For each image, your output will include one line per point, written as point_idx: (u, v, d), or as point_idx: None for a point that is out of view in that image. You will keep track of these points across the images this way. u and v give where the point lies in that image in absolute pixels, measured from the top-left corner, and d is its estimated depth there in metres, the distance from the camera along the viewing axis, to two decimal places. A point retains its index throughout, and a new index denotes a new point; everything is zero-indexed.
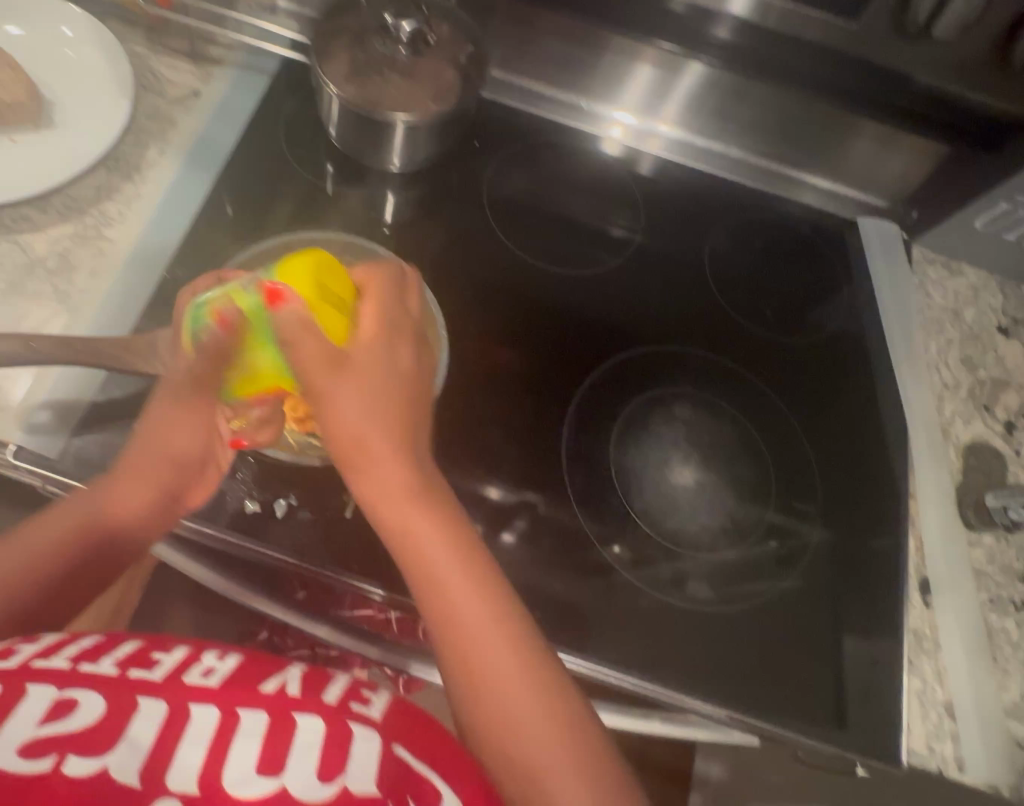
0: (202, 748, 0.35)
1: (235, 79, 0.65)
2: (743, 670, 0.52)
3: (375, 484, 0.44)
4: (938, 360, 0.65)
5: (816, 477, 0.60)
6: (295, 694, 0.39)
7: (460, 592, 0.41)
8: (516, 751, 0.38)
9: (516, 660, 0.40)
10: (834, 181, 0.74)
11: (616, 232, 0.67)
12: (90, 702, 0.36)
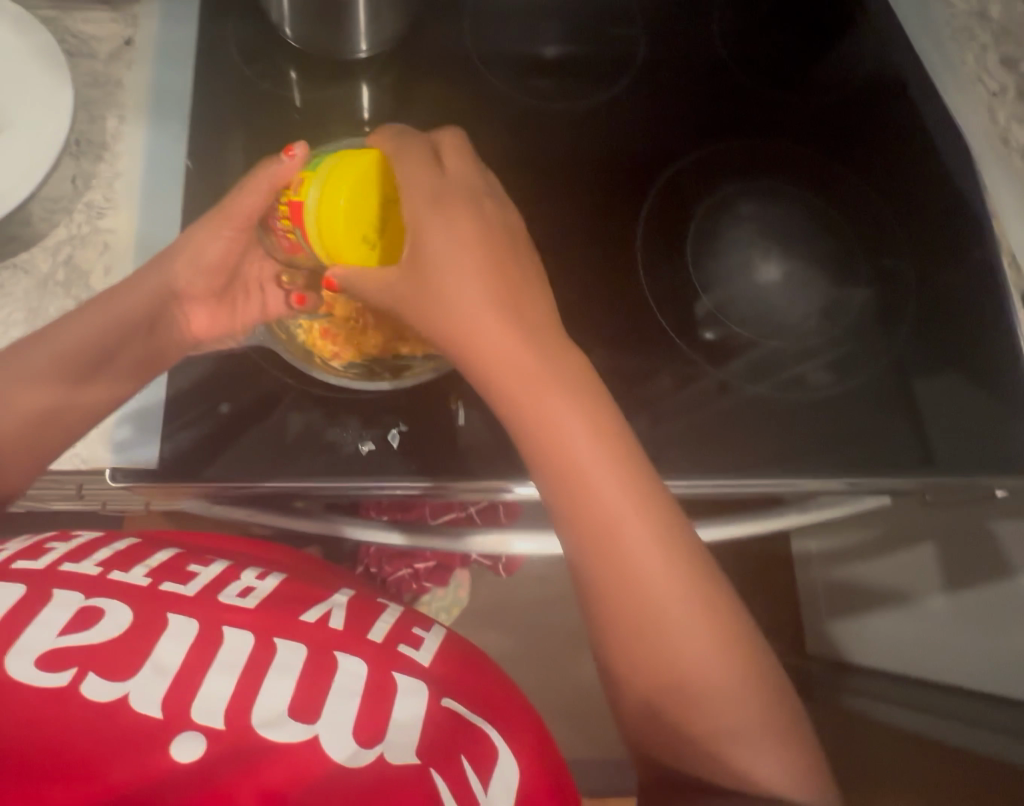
0: (231, 676, 0.37)
1: (162, 12, 0.58)
2: (886, 438, 0.53)
3: (498, 368, 0.43)
4: (979, 69, 0.63)
5: (896, 227, 0.58)
6: (338, 629, 0.41)
7: (597, 470, 0.41)
8: (653, 638, 0.40)
9: (656, 540, 0.41)
10: None
11: (549, 52, 0.61)
12: (117, 616, 0.37)
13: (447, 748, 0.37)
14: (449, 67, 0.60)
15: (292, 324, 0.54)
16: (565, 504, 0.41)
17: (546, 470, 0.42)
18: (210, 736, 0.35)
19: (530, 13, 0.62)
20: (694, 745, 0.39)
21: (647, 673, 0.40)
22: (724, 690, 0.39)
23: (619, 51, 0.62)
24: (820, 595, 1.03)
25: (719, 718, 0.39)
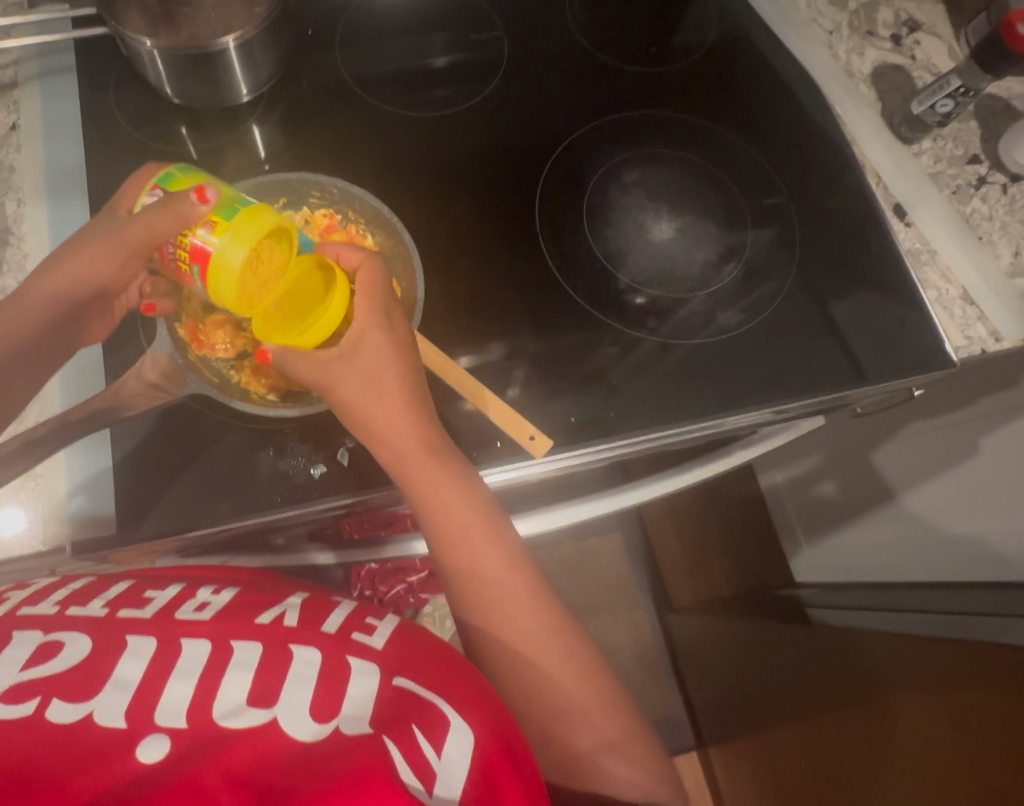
0: (191, 679, 0.39)
1: (42, 92, 0.60)
2: (797, 362, 0.57)
3: (389, 441, 0.48)
4: (813, 13, 0.68)
5: (770, 168, 0.63)
6: (291, 624, 0.44)
7: (483, 546, 0.47)
8: (515, 657, 0.47)
9: (538, 612, 0.48)
10: None
11: (440, 61, 0.65)
12: (76, 643, 0.39)
13: (399, 718, 0.39)
14: (332, 97, 0.63)
15: (218, 365, 0.55)
16: (447, 558, 0.48)
17: (433, 533, 0.48)
18: (174, 735, 0.36)
19: (415, 29, 0.66)
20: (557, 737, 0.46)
21: (513, 685, 0.47)
22: (596, 716, 0.47)
23: (491, 54, 0.65)
24: (793, 523, 1.08)
25: (567, 711, 0.46)
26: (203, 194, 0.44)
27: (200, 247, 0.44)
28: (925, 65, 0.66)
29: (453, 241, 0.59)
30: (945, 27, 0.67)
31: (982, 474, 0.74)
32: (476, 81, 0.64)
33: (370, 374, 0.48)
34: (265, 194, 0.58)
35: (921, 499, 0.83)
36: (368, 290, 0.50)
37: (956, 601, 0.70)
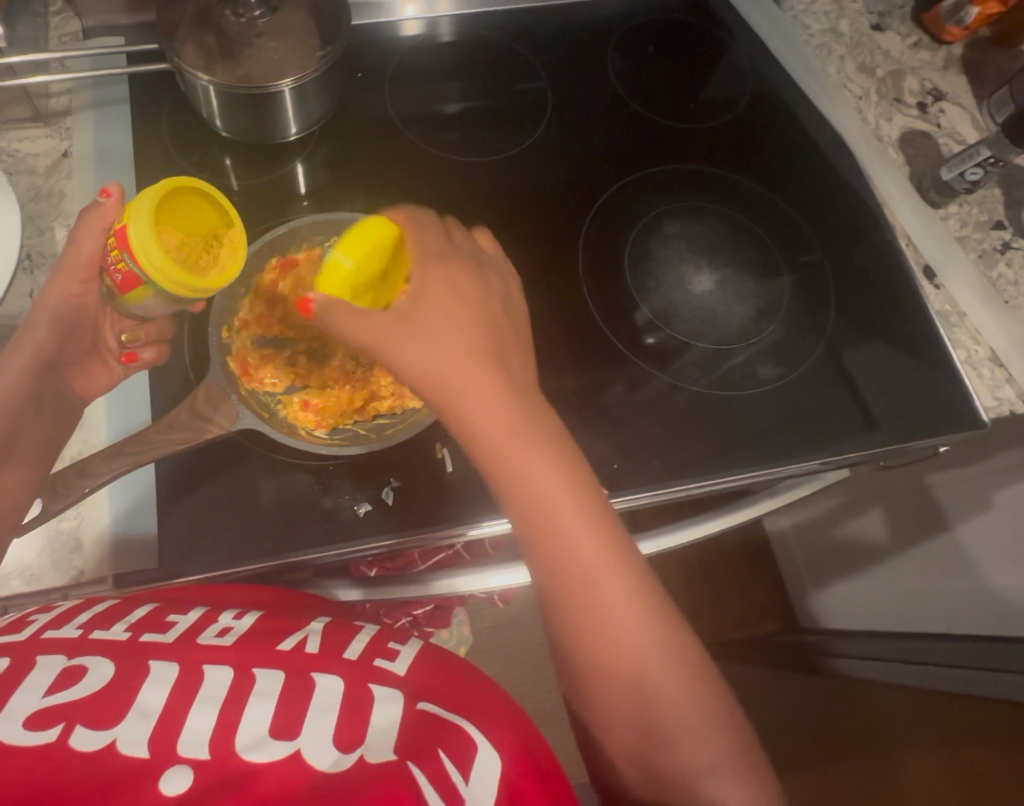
0: (212, 708, 0.39)
1: (94, 120, 0.60)
2: (834, 417, 0.57)
3: (463, 412, 0.45)
4: (843, 78, 0.71)
5: (803, 223, 0.64)
6: (313, 650, 0.43)
7: (570, 516, 0.44)
8: (617, 660, 0.42)
9: (632, 605, 0.44)
10: None
11: (456, 108, 0.66)
12: (100, 670, 0.39)
13: (422, 744, 0.39)
14: (379, 136, 0.64)
15: (266, 400, 0.54)
16: (528, 526, 0.44)
17: (512, 505, 0.45)
18: (197, 766, 0.37)
19: (461, 74, 0.68)
20: (664, 747, 0.41)
21: (616, 690, 0.42)
22: (692, 722, 0.42)
23: (519, 99, 0.67)
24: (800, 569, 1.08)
25: (679, 704, 0.42)
26: (105, 191, 0.50)
27: (121, 231, 0.46)
28: (950, 133, 0.69)
29: None
30: (968, 97, 0.71)
31: (994, 527, 0.76)
32: (520, 126, 0.66)
33: (434, 336, 0.47)
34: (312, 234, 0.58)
35: (932, 550, 0.84)
36: (420, 264, 0.51)
37: (969, 657, 0.70)
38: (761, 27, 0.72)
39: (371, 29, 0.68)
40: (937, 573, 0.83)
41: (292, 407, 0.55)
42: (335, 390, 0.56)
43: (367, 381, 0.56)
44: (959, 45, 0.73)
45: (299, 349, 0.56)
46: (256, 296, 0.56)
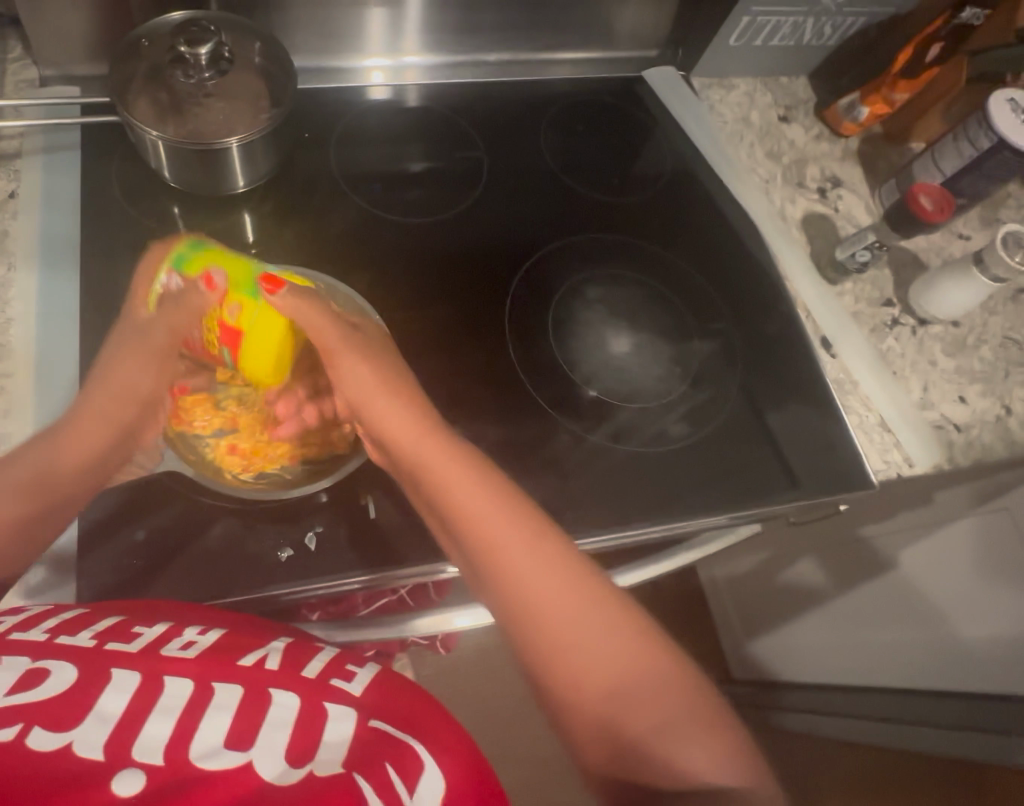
0: (169, 716, 0.40)
1: (45, 165, 0.62)
2: (734, 468, 0.62)
3: (387, 426, 0.50)
4: (753, 162, 0.77)
5: (714, 293, 0.69)
6: (272, 668, 0.44)
7: (485, 508, 0.47)
8: (561, 645, 0.43)
9: (569, 587, 0.45)
10: (584, 51, 0.80)
11: (416, 167, 0.71)
12: (63, 673, 0.40)
13: (373, 758, 0.40)
14: (321, 192, 0.68)
15: (196, 442, 0.56)
16: (453, 521, 0.47)
17: (441, 504, 0.48)
18: (149, 771, 0.38)
19: (402, 138, 0.72)
20: (631, 718, 0.41)
21: (568, 678, 0.42)
22: (651, 690, 0.42)
23: (458, 165, 0.72)
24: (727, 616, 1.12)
25: (633, 676, 0.42)
26: (214, 286, 0.49)
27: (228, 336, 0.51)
28: (846, 216, 0.76)
29: (425, 337, 0.63)
30: (862, 186, 0.78)
31: (894, 599, 0.82)
32: (458, 191, 0.70)
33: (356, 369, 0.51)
34: None
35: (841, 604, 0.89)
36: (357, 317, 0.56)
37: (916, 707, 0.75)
38: (682, 114, 0.78)
39: (321, 95, 0.73)
40: (849, 623, 0.89)
41: (219, 450, 0.56)
42: (262, 433, 0.56)
43: None
44: (856, 138, 0.80)
45: (231, 394, 0.56)
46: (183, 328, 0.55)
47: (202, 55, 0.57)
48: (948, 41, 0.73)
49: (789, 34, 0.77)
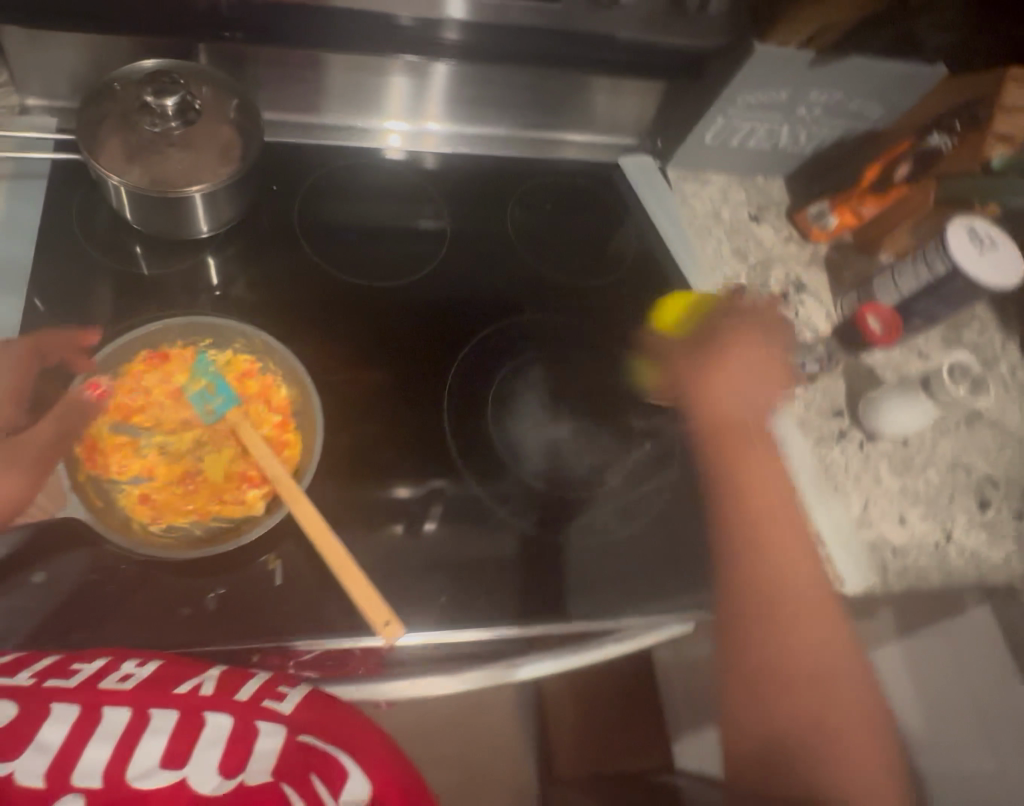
0: (108, 742, 0.42)
1: (9, 192, 0.65)
2: (654, 564, 0.61)
3: (712, 414, 0.66)
4: (716, 258, 0.78)
5: (660, 385, 0.69)
6: (208, 693, 0.46)
7: (775, 537, 0.60)
8: (796, 625, 0.57)
9: (822, 597, 0.59)
10: (590, 134, 0.82)
11: (427, 224, 0.73)
12: (1, 707, 0.42)
13: (299, 774, 0.44)
14: (278, 243, 0.69)
15: (108, 488, 0.56)
16: (728, 534, 0.61)
17: (733, 527, 0.61)
18: (88, 793, 0.41)
19: (412, 197, 0.74)
20: (834, 718, 0.55)
21: (790, 675, 0.56)
22: (847, 690, 0.57)
23: (424, 232, 0.73)
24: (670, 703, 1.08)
25: (872, 709, 0.57)
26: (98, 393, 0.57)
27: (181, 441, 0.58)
28: (805, 322, 0.76)
29: (359, 400, 0.63)
30: (825, 294, 0.79)
31: None
32: (416, 259, 0.71)
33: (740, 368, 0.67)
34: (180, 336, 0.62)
35: None
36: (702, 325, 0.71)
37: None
38: (650, 202, 0.80)
39: (300, 148, 0.74)
40: None
41: (133, 503, 0.56)
42: (177, 486, 0.58)
43: (214, 489, 0.58)
44: (825, 245, 0.81)
45: (154, 442, 0.59)
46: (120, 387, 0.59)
47: (168, 104, 0.59)
48: (915, 166, 0.73)
49: (764, 137, 0.78)
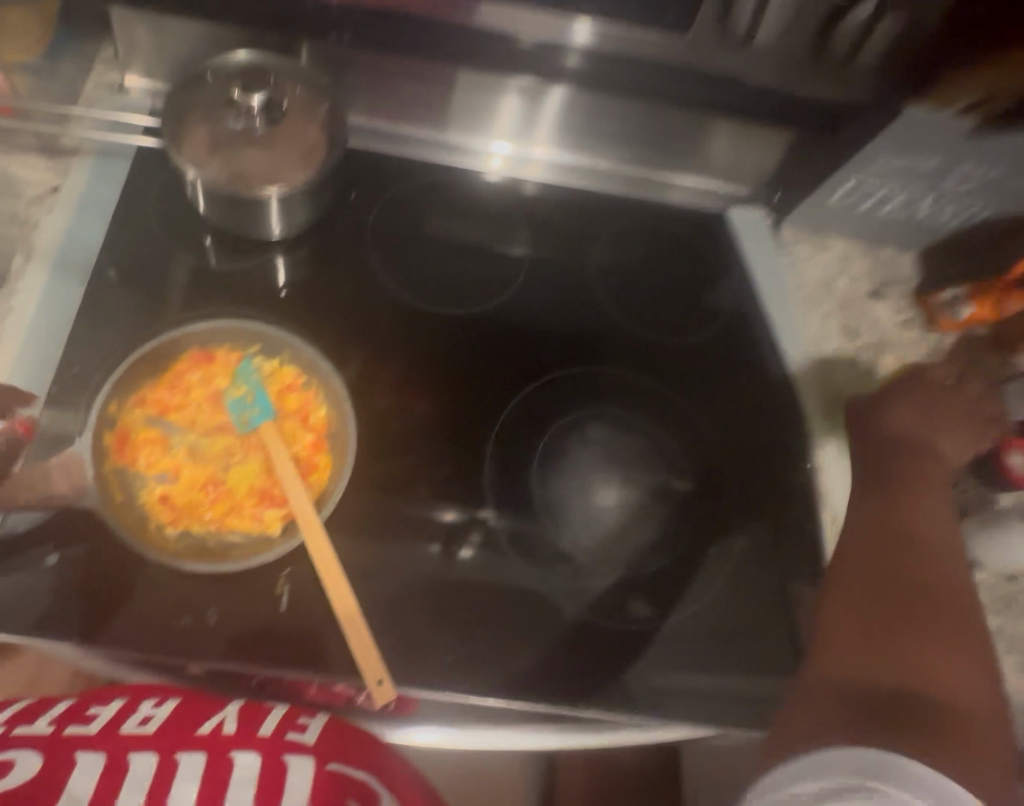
0: (138, 792, 0.41)
1: (93, 168, 0.65)
2: (689, 659, 0.55)
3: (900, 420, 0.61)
4: (821, 334, 0.70)
5: (729, 464, 0.63)
6: (232, 731, 0.46)
7: (929, 516, 0.55)
8: (925, 617, 0.49)
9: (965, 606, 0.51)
10: (701, 178, 0.76)
11: (516, 250, 0.69)
12: (23, 762, 0.41)
13: None
14: (346, 253, 0.66)
15: (132, 483, 0.55)
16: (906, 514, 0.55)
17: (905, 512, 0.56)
18: None
19: (501, 223, 0.70)
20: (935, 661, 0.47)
21: (909, 659, 0.48)
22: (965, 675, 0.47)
23: (504, 263, 0.68)
24: None
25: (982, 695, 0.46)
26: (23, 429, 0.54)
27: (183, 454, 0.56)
28: None
29: (404, 429, 0.60)
30: None
31: None
32: (487, 290, 0.67)
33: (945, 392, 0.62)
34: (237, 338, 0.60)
35: None
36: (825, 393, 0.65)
37: None
38: (756, 258, 0.72)
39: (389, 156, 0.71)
40: None
41: (152, 501, 0.55)
42: (199, 490, 0.56)
43: (232, 500, 0.56)
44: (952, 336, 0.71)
45: (185, 442, 0.57)
46: (162, 378, 0.58)
47: (253, 102, 0.58)
48: None
49: (902, 206, 0.70)
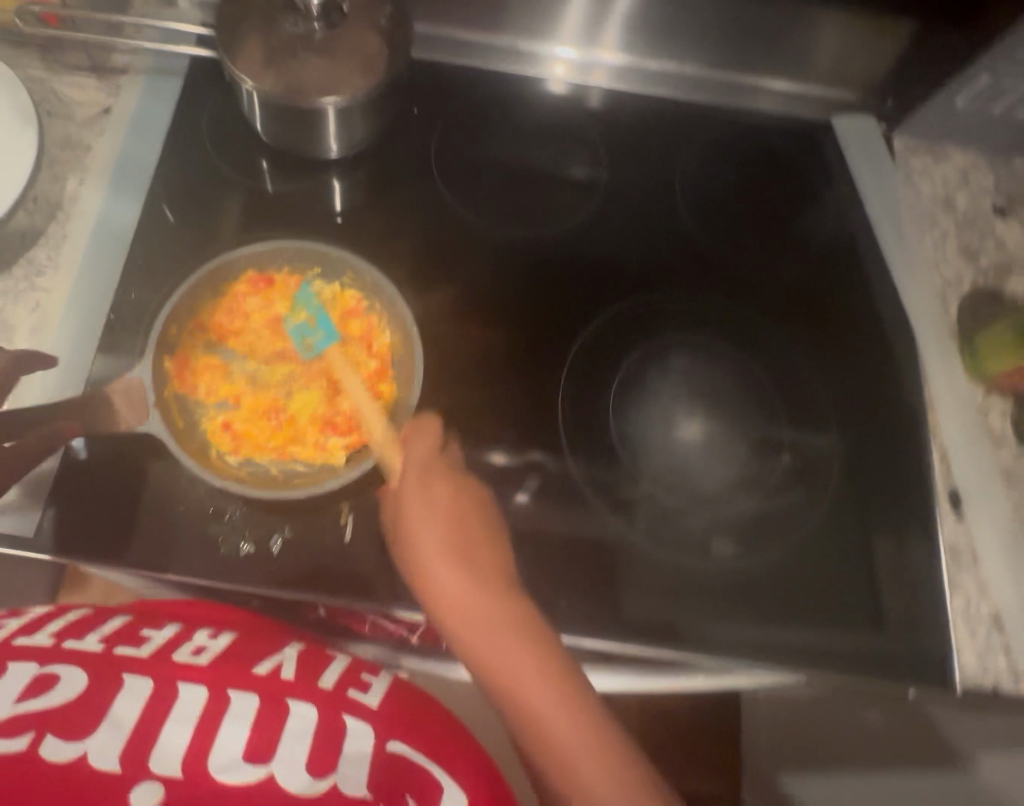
0: (185, 726, 0.39)
1: (144, 88, 0.62)
2: (776, 605, 0.51)
3: None
4: (937, 254, 0.61)
5: (824, 397, 0.57)
6: (289, 676, 0.43)
7: None
8: None
9: None
10: (795, 82, 0.68)
11: (578, 172, 0.63)
12: (72, 679, 0.40)
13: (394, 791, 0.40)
14: (406, 174, 0.62)
15: (193, 410, 0.53)
16: None
17: None
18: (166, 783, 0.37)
19: (572, 136, 0.65)
20: None
21: None
22: None
23: (578, 179, 0.63)
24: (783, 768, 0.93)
25: None
26: None
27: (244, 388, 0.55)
28: None
29: (470, 359, 0.56)
30: None
31: None
32: (559, 209, 0.62)
33: None
34: (298, 257, 0.56)
35: None
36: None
37: None
38: (863, 173, 0.65)
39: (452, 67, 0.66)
40: None
41: (214, 430, 0.53)
42: (262, 419, 0.53)
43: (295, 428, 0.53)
44: None
45: (245, 370, 0.55)
46: (220, 301, 0.55)
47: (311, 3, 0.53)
48: None
49: None
